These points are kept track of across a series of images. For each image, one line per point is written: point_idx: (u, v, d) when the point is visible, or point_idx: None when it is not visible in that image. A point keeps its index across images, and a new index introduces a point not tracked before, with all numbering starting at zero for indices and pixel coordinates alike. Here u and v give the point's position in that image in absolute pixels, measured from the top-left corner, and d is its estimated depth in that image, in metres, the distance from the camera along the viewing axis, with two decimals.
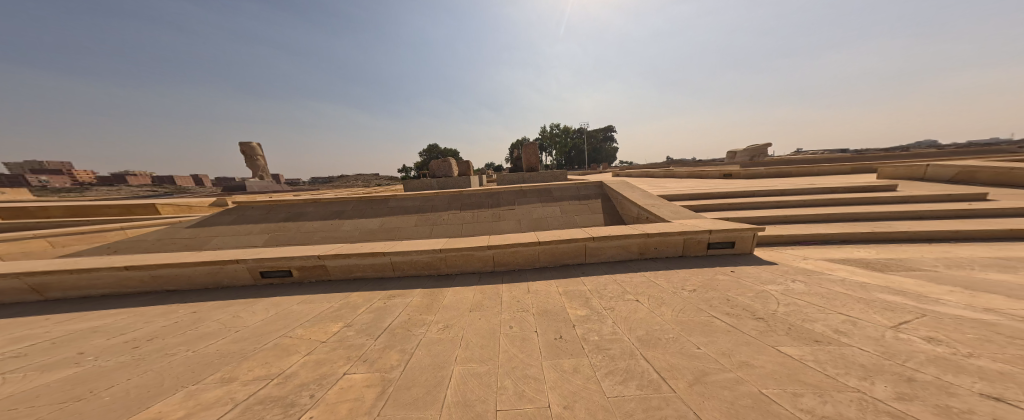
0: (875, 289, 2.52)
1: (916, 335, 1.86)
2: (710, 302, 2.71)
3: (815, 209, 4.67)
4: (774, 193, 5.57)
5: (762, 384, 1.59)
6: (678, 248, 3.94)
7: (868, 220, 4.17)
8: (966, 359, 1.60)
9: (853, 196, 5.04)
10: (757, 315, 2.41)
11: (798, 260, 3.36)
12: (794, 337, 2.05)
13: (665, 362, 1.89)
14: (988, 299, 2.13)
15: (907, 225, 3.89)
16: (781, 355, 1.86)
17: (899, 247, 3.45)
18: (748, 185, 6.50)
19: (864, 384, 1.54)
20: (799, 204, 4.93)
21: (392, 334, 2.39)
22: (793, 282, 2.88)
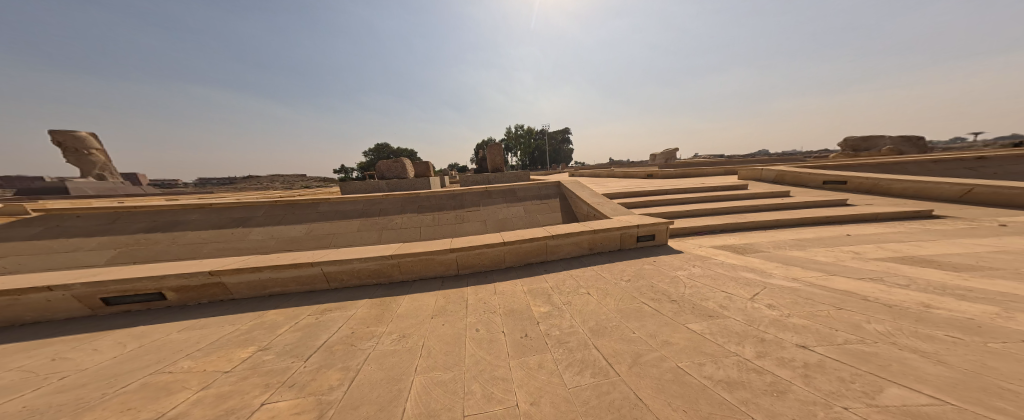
0: (734, 267, 3.11)
1: (764, 301, 2.33)
2: (639, 290, 2.97)
3: (711, 203, 5.53)
4: (687, 190, 6.46)
5: (679, 359, 1.80)
6: (621, 242, 4.26)
7: (743, 211, 5.14)
8: (787, 319, 2.05)
9: (740, 192, 6.14)
10: (672, 297, 2.72)
11: (696, 248, 3.91)
12: (695, 314, 2.36)
13: (614, 348, 1.98)
14: (798, 271, 2.79)
15: (764, 214, 4.92)
16: (691, 331, 2.10)
17: (767, 232, 4.28)
18: (663, 184, 7.51)
19: (740, 348, 1.83)
20: (698, 200, 5.77)
21: (319, 354, 2.07)
22: (693, 267, 3.34)
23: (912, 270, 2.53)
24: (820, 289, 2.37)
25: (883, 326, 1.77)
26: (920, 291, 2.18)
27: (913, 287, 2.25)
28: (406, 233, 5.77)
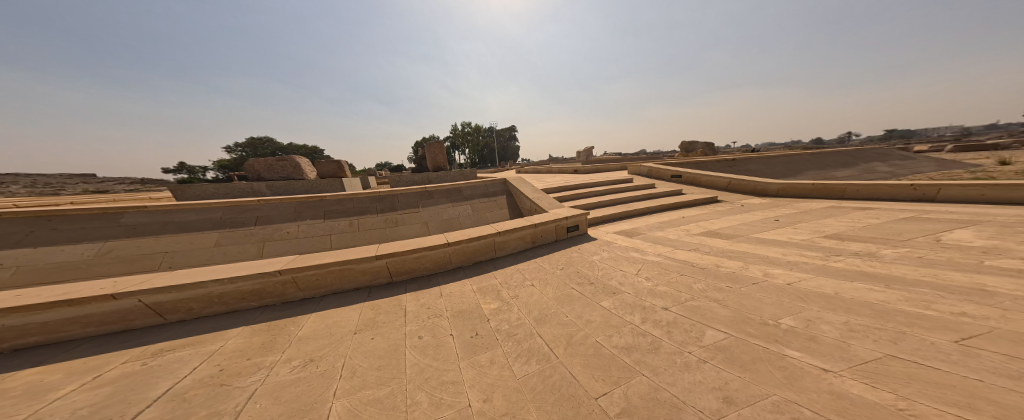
0: (625, 248, 3.75)
1: (645, 276, 2.88)
2: (569, 275, 3.18)
3: (619, 195, 6.48)
4: (603, 183, 7.40)
5: (598, 334, 2.01)
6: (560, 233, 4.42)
7: (635, 199, 6.27)
8: (653, 288, 2.57)
9: (640, 184, 7.40)
10: (590, 280, 3.01)
11: (604, 234, 4.50)
12: (601, 292, 2.70)
13: (554, 334, 2.07)
14: (664, 247, 3.56)
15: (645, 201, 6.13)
16: (603, 307, 2.39)
17: (656, 216, 5.27)
18: (577, 178, 8.46)
19: (634, 317, 2.17)
20: (609, 192, 6.71)
21: (156, 410, 1.48)
22: (602, 251, 3.81)
23: (740, 241, 3.50)
24: (671, 261, 3.10)
25: (729, 285, 2.36)
26: (713, 253, 3.15)
27: (712, 251, 3.22)
28: (306, 242, 4.98)
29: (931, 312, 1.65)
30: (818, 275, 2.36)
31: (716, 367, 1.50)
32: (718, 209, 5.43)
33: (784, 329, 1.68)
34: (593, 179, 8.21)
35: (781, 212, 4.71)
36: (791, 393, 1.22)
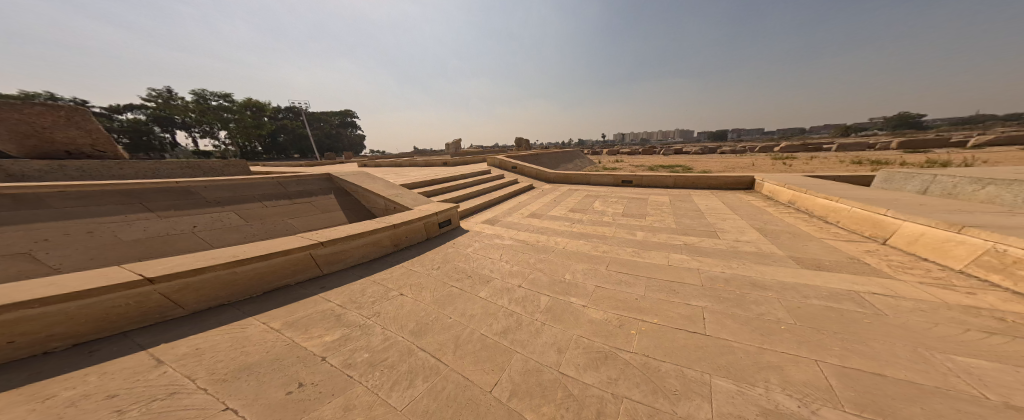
0: (488, 236, 4.06)
1: (503, 259, 3.24)
2: (445, 272, 3.02)
3: (482, 186, 6.99)
4: (468, 176, 7.68)
5: (477, 326, 2.06)
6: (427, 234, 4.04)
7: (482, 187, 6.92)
8: (518, 268, 2.97)
9: (497, 176, 8.36)
10: (466, 272, 3.02)
11: (475, 225, 4.67)
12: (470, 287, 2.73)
13: (437, 341, 1.88)
14: (520, 229, 4.20)
15: (486, 189, 6.88)
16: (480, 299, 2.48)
17: (512, 202, 6.15)
18: (428, 172, 8.13)
19: (509, 299, 2.43)
20: (473, 184, 7.08)
21: None
22: (475, 241, 3.90)
23: (567, 216, 4.70)
24: (513, 243, 3.69)
25: (566, 255, 3.14)
26: (529, 231, 4.04)
27: (533, 228, 4.16)
28: None
29: (600, 254, 3.07)
30: (574, 239, 3.58)
31: (549, 325, 1.99)
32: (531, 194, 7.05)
33: (567, 282, 2.54)
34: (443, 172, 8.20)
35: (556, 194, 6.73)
36: (597, 340, 1.77)
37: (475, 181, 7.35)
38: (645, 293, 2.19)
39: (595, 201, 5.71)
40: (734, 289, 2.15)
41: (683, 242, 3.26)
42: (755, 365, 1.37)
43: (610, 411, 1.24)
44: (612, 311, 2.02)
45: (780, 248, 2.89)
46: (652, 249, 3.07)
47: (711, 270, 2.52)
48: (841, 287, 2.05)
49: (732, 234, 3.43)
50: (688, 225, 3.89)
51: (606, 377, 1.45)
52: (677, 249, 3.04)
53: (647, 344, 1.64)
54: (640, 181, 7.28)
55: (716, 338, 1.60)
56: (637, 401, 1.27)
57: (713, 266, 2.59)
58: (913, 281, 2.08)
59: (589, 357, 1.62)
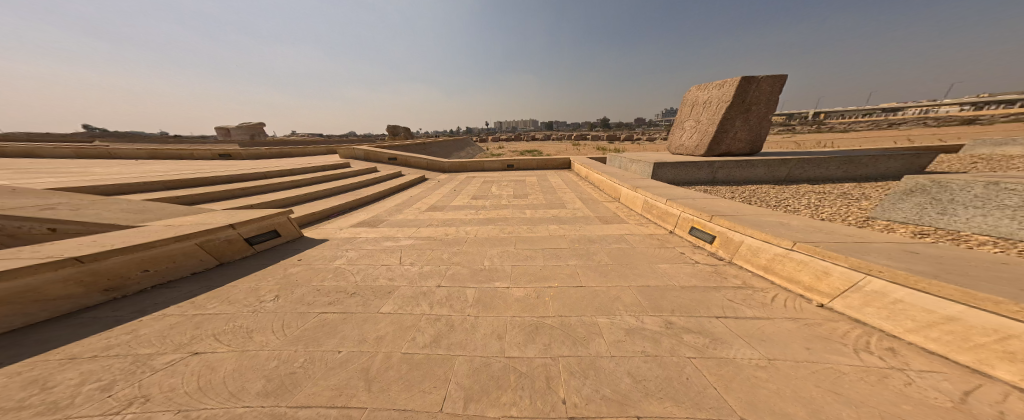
0: (372, 241, 3.97)
1: (409, 262, 3.35)
2: (306, 301, 2.55)
3: (339, 196, 6.03)
4: (307, 185, 6.30)
5: (392, 345, 1.94)
6: (185, 263, 2.79)
7: (338, 199, 5.76)
8: (421, 270, 3.13)
9: (358, 179, 7.32)
10: (349, 291, 2.75)
11: (338, 231, 4.32)
12: (357, 309, 2.44)
13: (336, 385, 1.60)
14: (405, 230, 4.37)
15: (345, 199, 5.81)
16: (382, 316, 2.33)
17: (383, 204, 5.96)
18: (227, 185, 5.42)
19: (423, 305, 2.46)
20: (324, 192, 5.95)
21: None
22: (347, 251, 3.64)
23: (452, 210, 5.23)
24: (417, 240, 3.95)
25: (463, 246, 3.61)
26: (439, 224, 4.54)
27: (439, 221, 4.64)
28: None
29: (509, 234, 3.81)
30: (484, 225, 4.29)
31: (484, 316, 2.18)
32: (414, 193, 6.98)
33: (488, 268, 2.94)
34: (257, 182, 5.76)
35: (456, 184, 7.71)
36: (515, 311, 2.17)
37: (324, 193, 5.95)
38: (544, 262, 2.88)
39: (492, 186, 6.96)
40: (585, 246, 3.10)
41: (543, 212, 4.58)
42: (614, 293, 2.17)
43: (556, 374, 1.49)
44: (531, 286, 2.47)
45: (586, 211, 4.43)
46: (540, 223, 4.07)
47: (566, 234, 3.55)
48: (613, 230, 3.54)
49: (565, 204, 4.90)
50: (553, 199, 5.33)
51: (542, 346, 1.74)
52: (548, 221, 4.10)
53: (558, 306, 2.13)
54: (519, 164, 9.33)
55: (592, 282, 2.37)
56: (569, 355, 1.62)
57: (567, 230, 3.66)
58: (630, 221, 3.86)
59: (525, 334, 1.88)
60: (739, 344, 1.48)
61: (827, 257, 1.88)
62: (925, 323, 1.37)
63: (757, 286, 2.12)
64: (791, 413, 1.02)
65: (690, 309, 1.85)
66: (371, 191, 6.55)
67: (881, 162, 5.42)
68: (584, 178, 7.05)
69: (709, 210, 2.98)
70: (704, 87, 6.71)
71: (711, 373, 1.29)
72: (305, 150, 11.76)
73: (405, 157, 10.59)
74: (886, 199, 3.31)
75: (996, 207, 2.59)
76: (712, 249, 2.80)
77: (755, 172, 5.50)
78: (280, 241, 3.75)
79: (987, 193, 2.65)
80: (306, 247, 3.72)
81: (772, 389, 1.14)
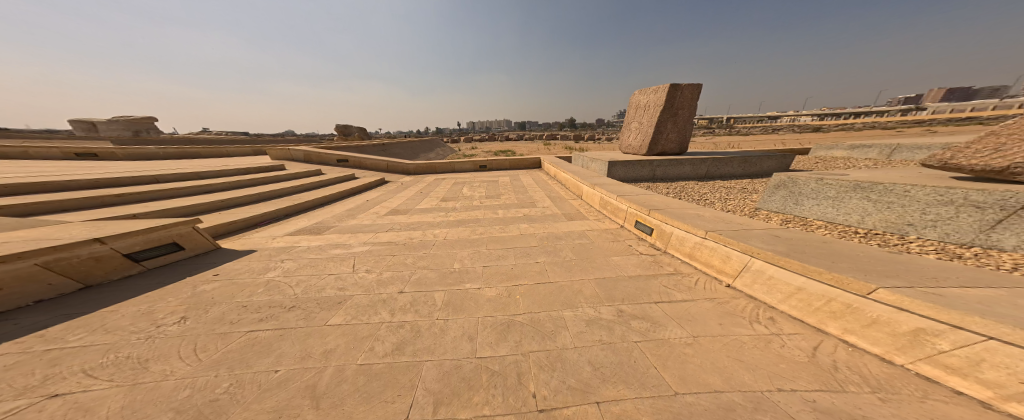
0: (317, 249, 3.52)
1: (364, 268, 3.07)
2: (226, 320, 2.13)
3: (272, 200, 5.17)
4: (223, 187, 5.18)
5: (346, 357, 1.80)
6: (22, 290, 2.03)
7: (270, 205, 4.86)
8: (379, 277, 2.90)
9: (296, 182, 6.36)
10: (287, 305, 2.39)
11: (270, 241, 3.67)
12: (301, 323, 2.15)
13: (277, 408, 1.42)
14: (359, 236, 3.99)
15: (280, 205, 4.94)
16: (333, 328, 2.10)
17: (329, 209, 5.31)
18: (94, 190, 4.10)
19: (382, 314, 2.29)
20: (251, 197, 4.99)
21: None
22: (283, 261, 3.14)
23: (414, 213, 4.95)
24: (376, 246, 3.64)
25: (427, 250, 3.45)
26: (403, 229, 4.23)
27: (402, 226, 4.32)
28: None
29: (481, 236, 3.75)
30: (454, 227, 4.13)
31: (453, 319, 2.15)
32: (370, 196, 6.33)
33: (459, 270, 2.89)
34: (147, 187, 4.49)
35: (421, 186, 7.22)
36: (483, 311, 2.20)
37: (248, 198, 4.93)
38: (515, 261, 2.95)
39: (463, 188, 6.69)
40: (551, 244, 3.27)
41: (509, 211, 4.68)
42: (576, 286, 2.36)
43: (526, 369, 1.58)
44: (502, 285, 2.53)
45: (554, 209, 4.62)
46: (511, 222, 4.12)
47: (535, 232, 3.69)
48: (576, 226, 3.81)
49: (535, 203, 5.02)
50: (525, 198, 5.41)
51: (513, 343, 1.81)
52: (519, 221, 4.16)
53: (529, 303, 2.23)
54: (492, 166, 9.18)
55: (558, 278, 2.53)
56: (538, 350, 1.72)
57: (537, 228, 3.80)
58: (590, 217, 4.20)
59: (496, 333, 1.93)
60: (672, 325, 1.78)
61: (728, 243, 2.36)
62: (788, 294, 1.88)
63: (684, 272, 2.55)
64: (710, 382, 1.29)
65: (636, 297, 2.14)
66: (315, 196, 5.72)
67: (762, 162, 6.93)
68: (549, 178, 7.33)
69: (649, 205, 3.42)
70: (644, 91, 7.43)
71: (653, 354, 1.53)
72: (219, 151, 9.52)
73: (359, 159, 9.53)
74: (763, 194, 4.26)
75: (822, 198, 3.59)
76: (652, 241, 3.23)
77: (682, 170, 6.46)
78: (178, 255, 2.99)
79: (818, 188, 3.63)
80: (225, 260, 3.07)
81: (697, 363, 1.42)
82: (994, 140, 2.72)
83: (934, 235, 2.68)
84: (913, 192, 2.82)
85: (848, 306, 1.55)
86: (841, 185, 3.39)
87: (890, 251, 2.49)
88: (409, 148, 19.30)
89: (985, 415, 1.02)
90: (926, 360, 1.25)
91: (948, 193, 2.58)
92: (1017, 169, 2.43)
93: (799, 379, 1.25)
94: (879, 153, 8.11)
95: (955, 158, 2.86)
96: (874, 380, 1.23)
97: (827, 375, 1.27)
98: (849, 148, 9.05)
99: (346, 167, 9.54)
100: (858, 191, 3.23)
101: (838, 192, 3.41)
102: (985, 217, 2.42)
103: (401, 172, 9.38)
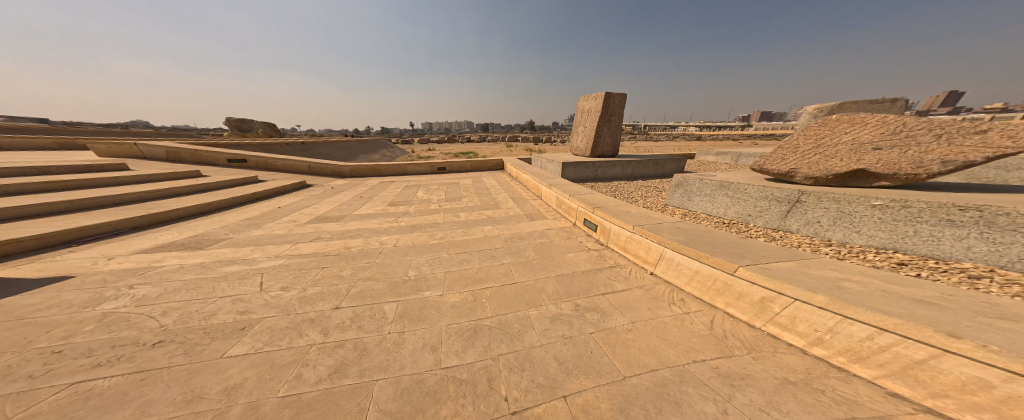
0: (193, 268, 2.73)
1: (282, 285, 2.54)
2: (23, 377, 1.48)
3: (105, 211, 3.75)
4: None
5: (256, 392, 1.49)
6: None
7: (97, 216, 3.55)
8: (306, 293, 2.43)
9: (151, 186, 4.78)
10: (145, 340, 1.81)
11: (103, 263, 2.69)
12: (177, 361, 1.67)
13: None
14: (272, 248, 3.25)
15: (123, 215, 3.65)
16: (234, 360, 1.69)
17: (212, 219, 4.15)
18: None
19: (317, 336, 1.94)
20: (56, 208, 3.55)
21: None
22: (133, 288, 2.33)
23: (351, 219, 4.30)
24: (295, 258, 3.03)
25: (371, 259, 3.06)
26: (337, 237, 3.63)
27: (336, 234, 3.71)
28: None
29: (438, 240, 3.51)
30: (407, 232, 3.77)
31: (411, 330, 1.99)
32: (286, 202, 5.17)
33: (415, 278, 2.68)
34: None
35: (361, 189, 6.30)
36: (446, 319, 2.11)
37: (49, 205, 3.48)
38: (479, 264, 2.91)
39: (417, 191, 6.13)
40: (516, 245, 3.34)
41: (465, 213, 4.58)
42: (539, 285, 2.51)
43: (496, 373, 1.62)
44: (466, 290, 2.47)
45: (517, 209, 4.72)
46: (472, 225, 4.00)
47: (499, 233, 3.71)
48: (537, 226, 3.99)
49: (498, 204, 5.02)
50: (488, 199, 5.36)
51: (481, 348, 1.82)
52: (483, 222, 4.10)
53: (495, 305, 2.26)
54: (451, 167, 8.58)
55: (521, 277, 2.64)
56: (506, 352, 1.77)
57: (500, 230, 3.81)
58: (548, 216, 4.49)
59: (463, 340, 1.89)
60: (617, 314, 2.10)
61: (649, 236, 2.87)
62: (690, 277, 2.45)
63: (621, 264, 3.02)
64: (648, 362, 1.60)
65: (587, 290, 2.42)
66: (190, 203, 4.37)
67: (669, 164, 8.56)
68: (512, 178, 7.45)
69: (593, 203, 3.85)
70: (587, 97, 8.09)
71: (604, 343, 1.78)
72: None
73: (267, 159, 7.61)
74: (669, 193, 5.23)
75: (698, 194, 4.68)
76: (597, 237, 3.67)
77: (615, 171, 7.42)
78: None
79: (700, 187, 4.65)
80: (3, 294, 2.12)
81: (636, 346, 1.73)
82: (779, 152, 3.97)
83: (761, 222, 3.81)
84: (748, 190, 3.93)
85: (729, 285, 2.12)
86: (710, 184, 4.48)
87: (742, 237, 3.46)
88: (344, 148, 16.62)
89: (803, 359, 1.59)
90: (771, 322, 1.83)
91: (765, 191, 3.72)
92: (793, 172, 3.64)
93: (705, 349, 1.69)
94: (732, 158, 11.20)
95: (762, 163, 4.12)
96: (747, 342, 1.75)
97: (722, 344, 1.74)
98: (717, 155, 12.11)
99: (243, 168, 7.43)
100: (719, 189, 4.33)
101: (708, 189, 4.50)
102: (782, 208, 3.58)
103: (333, 174, 7.97)
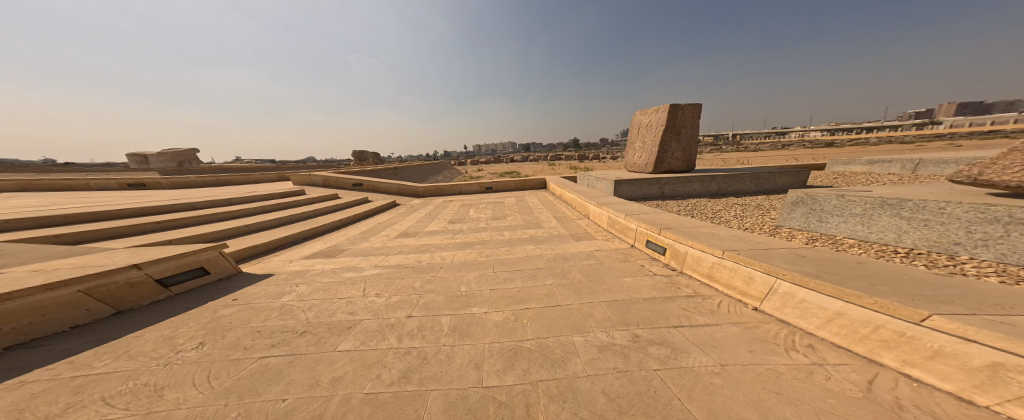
0: (327, 273, 3.71)
1: (376, 292, 3.13)
2: (243, 346, 2.27)
3: (293, 225, 5.66)
4: (250, 217, 5.79)
5: (352, 385, 1.80)
6: (73, 313, 2.37)
7: (288, 230, 5.38)
8: (390, 301, 2.91)
9: (316, 206, 6.97)
10: (298, 330, 2.50)
11: (286, 265, 3.99)
12: (311, 349, 2.23)
13: None
14: (370, 259, 4.11)
15: (298, 229, 5.40)
16: (341, 354, 2.13)
17: (341, 232, 5.67)
18: (147, 220, 4.82)
19: (395, 340, 2.26)
20: (272, 223, 5.59)
21: None
22: (298, 286, 3.33)
23: (424, 235, 5.06)
24: (385, 269, 3.72)
25: (435, 273, 3.44)
26: (412, 252, 4.30)
27: (412, 249, 4.40)
28: None
29: (487, 258, 3.71)
30: (461, 249, 4.13)
31: (460, 344, 2.08)
32: (382, 219, 6.57)
33: (465, 294, 2.85)
34: (188, 215, 5.25)
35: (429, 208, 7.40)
36: (494, 337, 2.10)
37: (271, 222, 5.56)
38: (524, 283, 2.88)
39: (468, 209, 6.81)
40: (569, 266, 3.14)
41: (519, 231, 4.68)
42: (587, 310, 2.25)
43: (534, 399, 1.47)
44: (509, 309, 2.45)
45: (559, 229, 4.60)
46: (517, 244, 4.07)
47: (541, 253, 3.62)
48: (585, 246, 3.72)
49: (540, 224, 4.99)
50: (529, 218, 5.41)
51: (521, 371, 1.71)
52: (526, 242, 4.11)
53: (536, 327, 2.13)
54: (496, 188, 9.31)
55: (568, 300, 2.44)
56: (547, 378, 1.61)
57: (544, 249, 3.74)
58: (599, 237, 4.11)
59: (504, 360, 1.84)
60: (696, 352, 1.64)
61: (749, 263, 2.23)
62: (825, 319, 1.71)
63: (704, 294, 2.39)
64: (746, 417, 1.16)
65: (652, 321, 2.02)
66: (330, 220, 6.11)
67: (778, 178, 6.65)
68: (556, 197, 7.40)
69: (659, 224, 3.33)
70: (645, 111, 7.62)
71: (675, 384, 1.41)
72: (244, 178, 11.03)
73: (372, 183, 10.11)
74: (782, 212, 3.96)
75: (848, 216, 3.32)
76: (665, 261, 3.10)
77: (692, 187, 6.32)
78: (206, 279, 3.37)
79: (841, 205, 3.36)
80: (245, 283, 3.40)
81: (726, 395, 1.29)
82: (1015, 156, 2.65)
83: (989, 256, 2.36)
84: (948, 209, 2.59)
85: (901, 334, 1.38)
86: (868, 202, 3.12)
87: (944, 274, 2.19)
88: (422, 172, 20.33)
89: None
90: (1017, 402, 1.04)
91: (989, 210, 2.37)
92: None
93: (854, 417, 1.12)
94: (902, 168, 7.82)
95: (983, 175, 2.73)
96: None
97: (890, 416, 1.13)
98: (868, 163, 8.68)
99: (359, 191, 10.04)
100: (888, 208, 2.98)
101: (865, 210, 3.15)
102: None
103: (411, 194, 9.75)
